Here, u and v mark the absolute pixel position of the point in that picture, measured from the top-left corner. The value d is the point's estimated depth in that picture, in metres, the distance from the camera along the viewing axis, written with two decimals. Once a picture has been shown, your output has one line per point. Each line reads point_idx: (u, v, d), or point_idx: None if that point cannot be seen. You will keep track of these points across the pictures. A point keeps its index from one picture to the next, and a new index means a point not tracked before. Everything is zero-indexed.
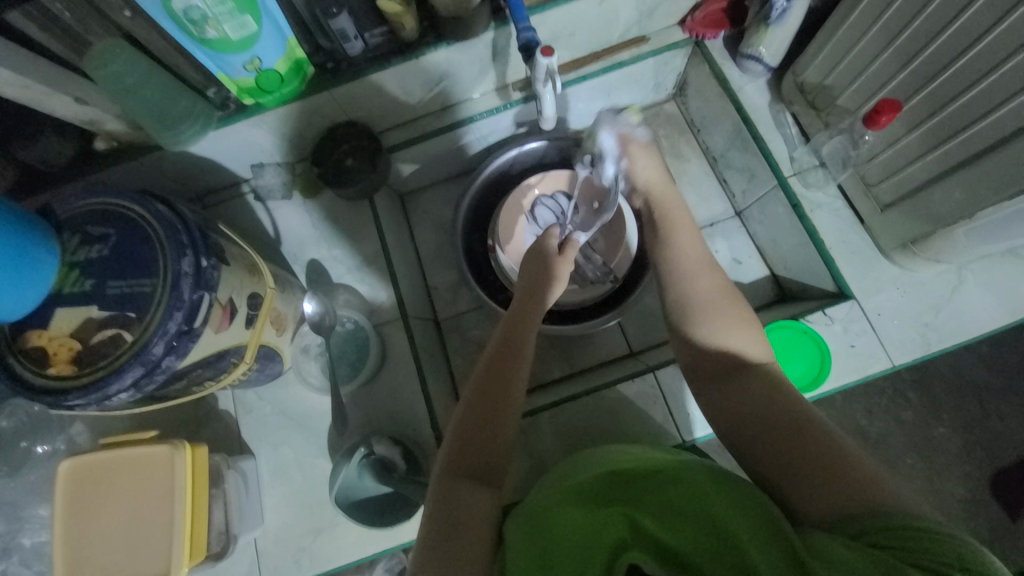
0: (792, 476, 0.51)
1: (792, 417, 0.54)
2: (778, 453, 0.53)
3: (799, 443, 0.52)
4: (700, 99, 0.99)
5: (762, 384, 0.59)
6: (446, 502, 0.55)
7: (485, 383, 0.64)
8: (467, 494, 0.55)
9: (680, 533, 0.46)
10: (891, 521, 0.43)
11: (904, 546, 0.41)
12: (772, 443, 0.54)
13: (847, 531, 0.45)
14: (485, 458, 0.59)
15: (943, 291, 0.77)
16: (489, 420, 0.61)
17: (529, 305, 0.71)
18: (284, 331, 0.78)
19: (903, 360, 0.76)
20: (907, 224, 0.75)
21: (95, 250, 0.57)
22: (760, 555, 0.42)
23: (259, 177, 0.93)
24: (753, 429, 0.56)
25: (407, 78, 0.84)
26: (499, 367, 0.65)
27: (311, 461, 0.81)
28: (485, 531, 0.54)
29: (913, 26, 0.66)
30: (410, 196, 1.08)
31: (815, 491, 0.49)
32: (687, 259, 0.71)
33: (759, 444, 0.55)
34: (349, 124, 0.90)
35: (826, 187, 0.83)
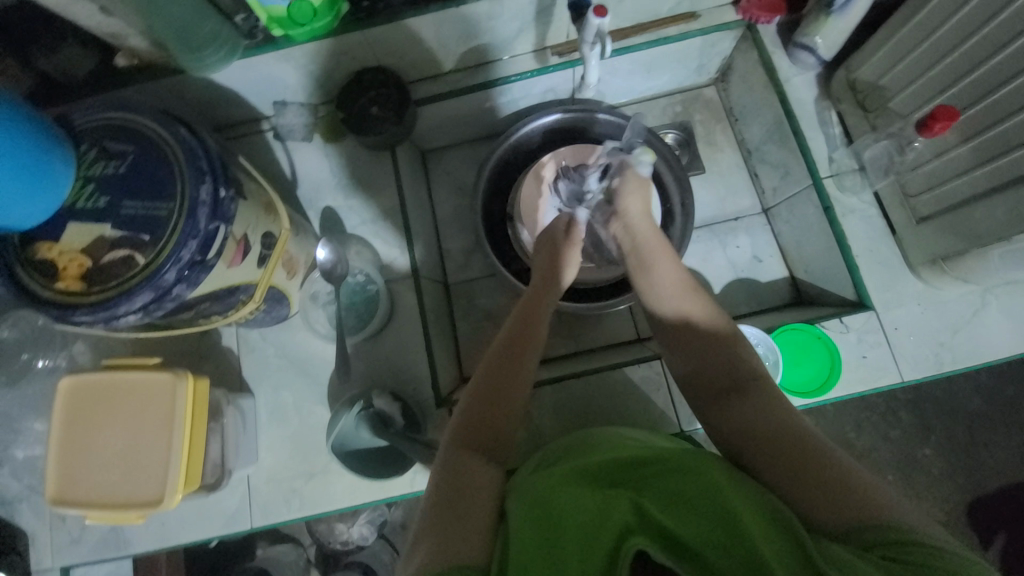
0: (792, 483, 0.50)
1: (786, 425, 0.54)
2: (772, 459, 0.53)
3: (789, 451, 0.52)
4: (743, 87, 0.95)
5: (754, 394, 0.59)
6: (449, 474, 0.55)
7: (498, 359, 0.64)
8: (471, 471, 0.55)
9: (686, 524, 0.45)
10: (896, 536, 0.43)
11: (899, 552, 0.42)
12: (768, 450, 0.53)
13: (858, 543, 0.45)
14: (492, 431, 0.60)
15: (963, 312, 0.76)
16: (497, 399, 0.61)
17: (541, 296, 0.71)
18: (295, 275, 0.77)
19: (912, 376, 0.76)
20: (940, 240, 0.72)
21: (112, 167, 0.56)
22: (772, 555, 0.42)
23: (281, 115, 0.90)
24: (748, 434, 0.56)
25: (444, 27, 0.80)
26: (511, 351, 0.65)
27: (309, 407, 0.81)
28: (488, 504, 0.53)
29: (985, 29, 0.62)
30: (432, 154, 1.05)
31: (808, 501, 0.49)
32: (665, 275, 0.67)
33: (753, 449, 0.55)
34: (379, 69, 0.87)
35: (862, 193, 0.81)
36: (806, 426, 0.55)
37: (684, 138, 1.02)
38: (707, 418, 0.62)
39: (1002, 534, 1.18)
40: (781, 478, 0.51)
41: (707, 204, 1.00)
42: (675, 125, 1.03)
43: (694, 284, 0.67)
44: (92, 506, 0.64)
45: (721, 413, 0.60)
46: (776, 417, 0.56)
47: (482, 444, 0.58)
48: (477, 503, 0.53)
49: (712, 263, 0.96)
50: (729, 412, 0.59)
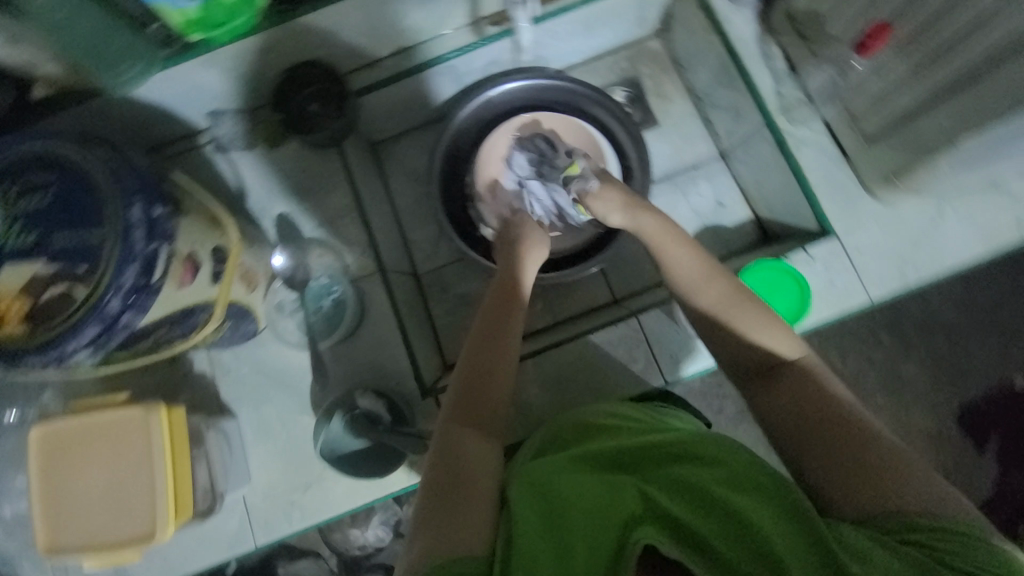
0: (826, 464, 0.52)
1: (833, 409, 0.55)
2: (819, 449, 0.53)
3: (840, 445, 0.52)
4: (685, 33, 0.94)
5: (792, 374, 0.58)
6: (447, 451, 0.55)
7: (482, 342, 0.63)
8: (467, 450, 0.55)
9: (693, 513, 0.47)
10: (916, 521, 0.46)
11: (925, 542, 0.45)
12: (808, 430, 0.54)
13: (877, 528, 0.47)
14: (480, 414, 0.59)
15: (921, 224, 0.77)
16: (485, 380, 0.61)
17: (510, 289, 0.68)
18: (255, 287, 0.75)
19: (879, 295, 0.77)
20: (892, 156, 0.73)
21: (36, 201, 0.53)
22: (782, 544, 0.44)
23: (217, 126, 0.85)
24: (796, 421, 0.55)
25: (370, 10, 0.77)
26: (494, 332, 0.64)
27: (295, 418, 0.79)
28: (488, 487, 0.52)
29: None
30: (383, 145, 1.01)
31: (848, 490, 0.50)
32: (686, 260, 0.65)
33: (790, 426, 0.55)
34: (311, 63, 0.83)
35: (811, 123, 0.81)
36: (848, 402, 0.56)
37: (634, 95, 1.01)
38: (745, 391, 0.61)
39: (992, 436, 1.22)
40: (812, 459, 0.53)
41: (666, 157, 0.99)
42: (624, 82, 1.01)
43: (716, 266, 0.65)
44: (84, 551, 0.63)
45: (761, 389, 0.59)
46: (817, 396, 0.56)
47: (478, 418, 0.59)
48: (478, 486, 0.52)
49: (677, 215, 0.96)
50: (765, 392, 0.59)
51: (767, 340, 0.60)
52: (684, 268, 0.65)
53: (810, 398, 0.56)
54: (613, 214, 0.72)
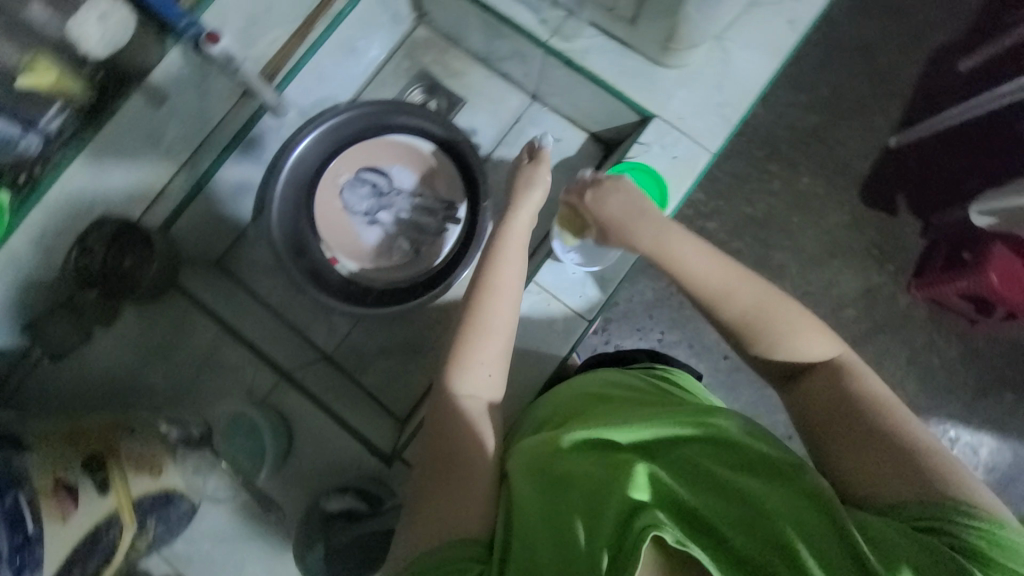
0: (842, 444, 0.57)
1: (860, 397, 0.58)
2: (847, 434, 0.57)
3: (861, 424, 0.56)
4: (439, 10, 0.94)
5: (816, 378, 0.62)
6: (442, 440, 0.60)
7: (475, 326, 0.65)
8: (467, 445, 0.60)
9: (711, 502, 0.50)
10: (941, 513, 0.48)
11: (946, 530, 0.47)
12: (835, 425, 0.58)
13: (901, 517, 0.50)
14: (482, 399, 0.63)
15: (717, 69, 0.82)
16: (479, 379, 0.64)
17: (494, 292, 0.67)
18: (166, 469, 0.67)
19: (718, 145, 0.82)
20: (659, 27, 0.75)
21: None
22: (789, 521, 0.48)
23: (39, 338, 0.72)
24: (821, 417, 0.60)
25: (120, 144, 0.72)
26: (489, 336, 0.65)
27: (280, 560, 0.75)
28: (485, 467, 0.58)
29: None
30: (229, 256, 0.93)
31: (872, 470, 0.54)
32: (684, 249, 0.66)
33: (818, 414, 0.60)
34: (95, 225, 0.74)
35: (584, 32, 0.84)
36: (886, 400, 0.57)
37: (430, 87, 1.01)
38: (788, 393, 0.65)
39: (897, 196, 1.21)
40: (838, 446, 0.57)
41: (488, 125, 1.00)
42: (415, 80, 1.00)
43: (739, 269, 0.65)
44: None
45: (796, 391, 0.63)
46: (843, 389, 0.59)
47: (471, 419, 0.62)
48: (477, 470, 0.58)
49: None
50: (802, 388, 0.63)
51: (806, 349, 0.62)
52: (706, 263, 0.65)
53: (827, 396, 0.60)
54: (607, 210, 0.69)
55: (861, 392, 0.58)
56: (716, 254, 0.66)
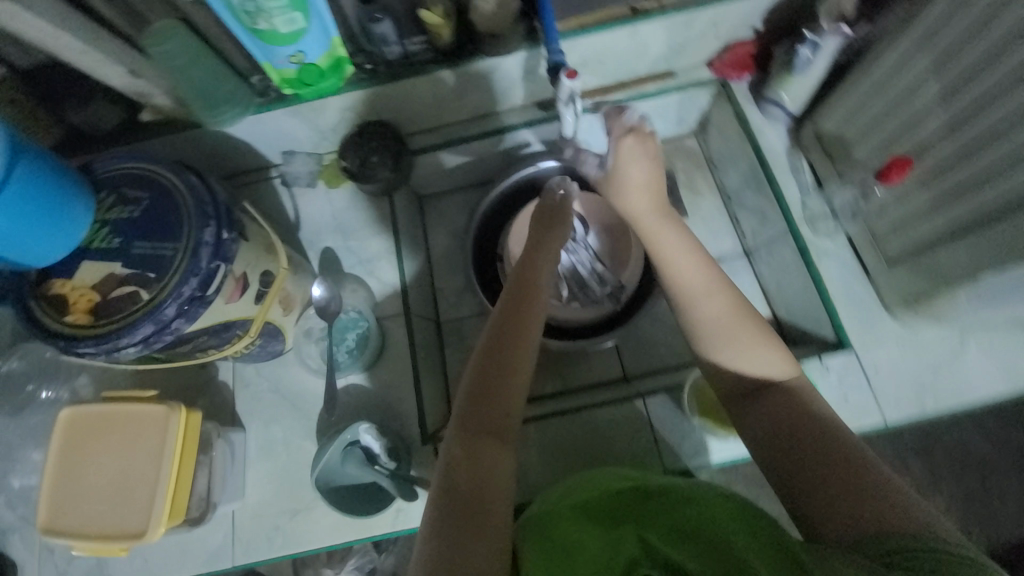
0: (823, 493, 0.53)
1: (832, 436, 0.56)
2: (804, 469, 0.55)
3: (814, 445, 0.56)
4: (720, 137, 1.02)
5: (772, 396, 0.61)
6: (464, 463, 0.57)
7: (499, 360, 0.61)
8: (484, 464, 0.57)
9: (689, 554, 0.48)
10: (913, 544, 0.45)
11: (913, 556, 0.45)
12: (793, 456, 0.56)
13: (869, 553, 0.47)
14: (498, 430, 0.60)
15: (942, 353, 0.78)
16: (491, 388, 0.60)
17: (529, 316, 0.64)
18: (291, 311, 0.80)
19: (896, 419, 0.77)
20: (912, 282, 0.75)
21: (128, 211, 0.60)
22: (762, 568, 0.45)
23: (288, 163, 0.97)
24: (774, 443, 0.58)
25: (438, 85, 0.88)
26: (501, 348, 0.62)
27: (299, 443, 0.82)
28: (504, 515, 0.54)
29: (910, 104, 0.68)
30: (429, 199, 1.10)
31: (855, 514, 0.50)
32: (709, 308, 0.65)
33: (780, 433, 0.58)
34: (380, 123, 0.94)
35: (835, 237, 0.84)
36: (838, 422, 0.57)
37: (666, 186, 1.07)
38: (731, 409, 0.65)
39: None
40: (800, 486, 0.54)
41: None
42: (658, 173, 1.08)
43: (742, 311, 0.64)
44: (80, 538, 0.66)
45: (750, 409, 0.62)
46: (797, 406, 0.59)
47: (486, 430, 0.59)
48: (494, 510, 0.54)
49: None
50: (757, 408, 0.62)
51: (761, 365, 0.62)
52: (689, 267, 0.67)
53: (783, 411, 0.59)
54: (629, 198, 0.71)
55: (801, 412, 0.59)
56: (697, 264, 0.68)
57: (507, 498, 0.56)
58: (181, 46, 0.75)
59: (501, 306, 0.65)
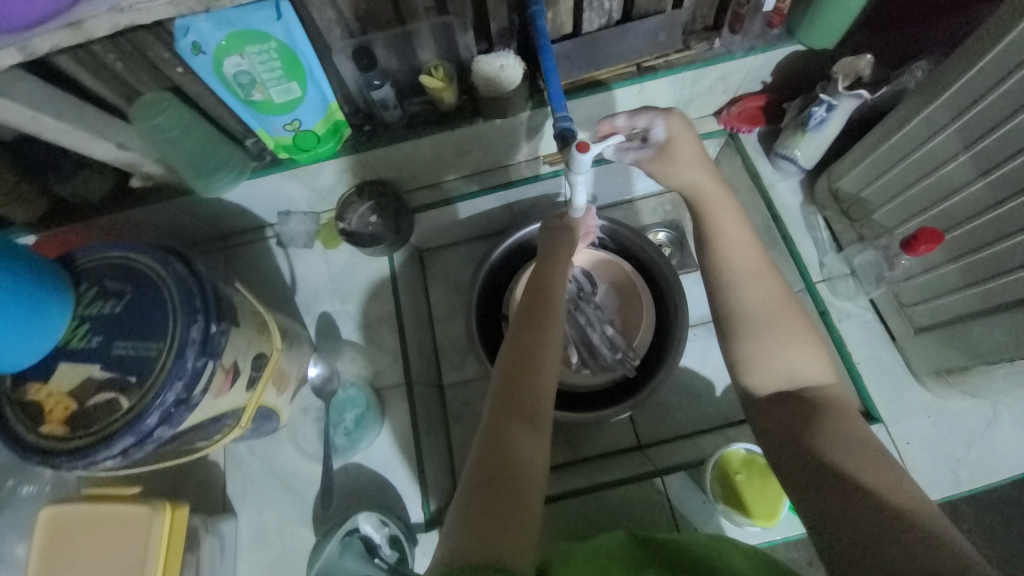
0: (847, 508, 0.47)
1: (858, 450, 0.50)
2: (833, 495, 0.48)
3: (844, 476, 0.48)
4: (730, 188, 0.98)
5: (815, 408, 0.55)
6: (493, 447, 0.55)
7: (528, 347, 0.62)
8: (520, 446, 0.56)
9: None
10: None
11: None
12: (814, 470, 0.51)
13: None
14: (528, 414, 0.58)
15: (976, 425, 0.73)
16: (522, 375, 0.60)
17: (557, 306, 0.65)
18: (285, 390, 0.76)
19: (933, 498, 0.71)
20: (942, 353, 0.72)
21: (109, 306, 0.57)
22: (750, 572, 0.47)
23: (284, 224, 0.94)
24: (802, 452, 0.53)
25: (440, 145, 0.85)
26: (534, 338, 0.63)
27: (294, 529, 0.77)
28: (533, 501, 0.52)
29: (937, 173, 0.66)
30: (429, 253, 1.05)
31: (880, 537, 0.44)
32: (761, 293, 0.61)
33: (802, 445, 0.53)
34: (379, 182, 0.91)
35: (856, 298, 0.81)
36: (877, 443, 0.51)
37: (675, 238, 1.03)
38: (755, 420, 0.59)
39: None
40: (823, 497, 0.49)
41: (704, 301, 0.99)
42: (666, 223, 1.04)
43: (785, 305, 0.60)
44: None
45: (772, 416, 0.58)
46: (837, 424, 0.53)
47: (526, 415, 0.58)
48: (524, 491, 0.53)
49: (711, 363, 0.92)
50: (774, 418, 0.57)
51: (812, 372, 0.58)
52: (742, 245, 0.64)
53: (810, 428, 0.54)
54: (682, 165, 0.66)
55: (835, 427, 0.53)
56: (744, 225, 0.65)
57: (538, 483, 0.54)
58: (173, 117, 0.71)
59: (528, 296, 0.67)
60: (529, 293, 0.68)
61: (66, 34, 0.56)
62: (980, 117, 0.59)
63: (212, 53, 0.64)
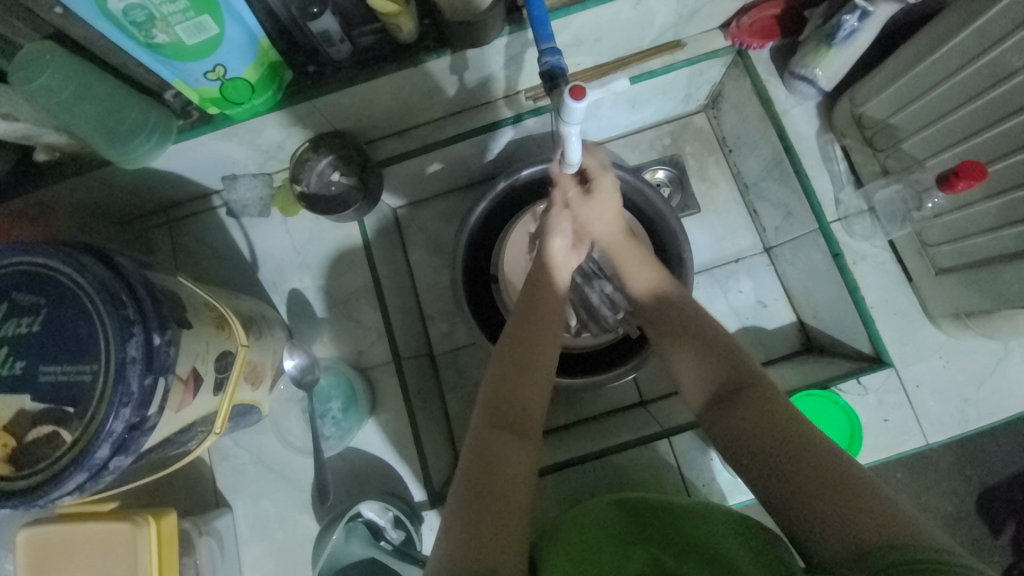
0: (808, 490, 0.47)
1: (794, 428, 0.52)
2: (778, 473, 0.50)
3: (791, 455, 0.50)
4: (736, 116, 0.87)
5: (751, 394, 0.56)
6: (481, 458, 0.53)
7: (521, 352, 0.62)
8: (503, 453, 0.53)
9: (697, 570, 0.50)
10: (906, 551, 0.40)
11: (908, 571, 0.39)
12: (768, 453, 0.51)
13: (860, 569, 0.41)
14: (520, 419, 0.57)
15: (986, 363, 0.71)
16: (507, 386, 0.59)
17: (542, 326, 0.64)
18: (261, 384, 0.69)
19: (937, 439, 0.71)
20: (962, 296, 0.68)
21: (26, 324, 0.48)
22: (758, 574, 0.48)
23: (232, 191, 0.82)
24: (750, 441, 0.53)
25: (403, 86, 0.71)
26: (520, 353, 0.61)
27: (294, 517, 0.75)
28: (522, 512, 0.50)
29: (985, 97, 0.59)
30: (405, 211, 0.95)
31: (837, 520, 0.45)
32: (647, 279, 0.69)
33: (754, 433, 0.53)
34: (335, 134, 0.78)
35: (874, 239, 0.74)
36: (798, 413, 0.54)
37: (675, 176, 0.94)
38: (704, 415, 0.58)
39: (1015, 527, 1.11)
40: (775, 481, 0.50)
41: (705, 246, 0.92)
42: (664, 161, 0.94)
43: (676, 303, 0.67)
44: None
45: (722, 410, 0.57)
46: (772, 409, 0.54)
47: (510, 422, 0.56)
48: (510, 498, 0.50)
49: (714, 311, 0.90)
50: (723, 414, 0.56)
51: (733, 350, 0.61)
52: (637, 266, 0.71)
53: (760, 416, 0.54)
54: (596, 216, 0.71)
55: (773, 411, 0.54)
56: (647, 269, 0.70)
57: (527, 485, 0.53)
58: (58, 76, 0.57)
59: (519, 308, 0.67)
60: (524, 300, 0.68)
61: None
62: None
63: None
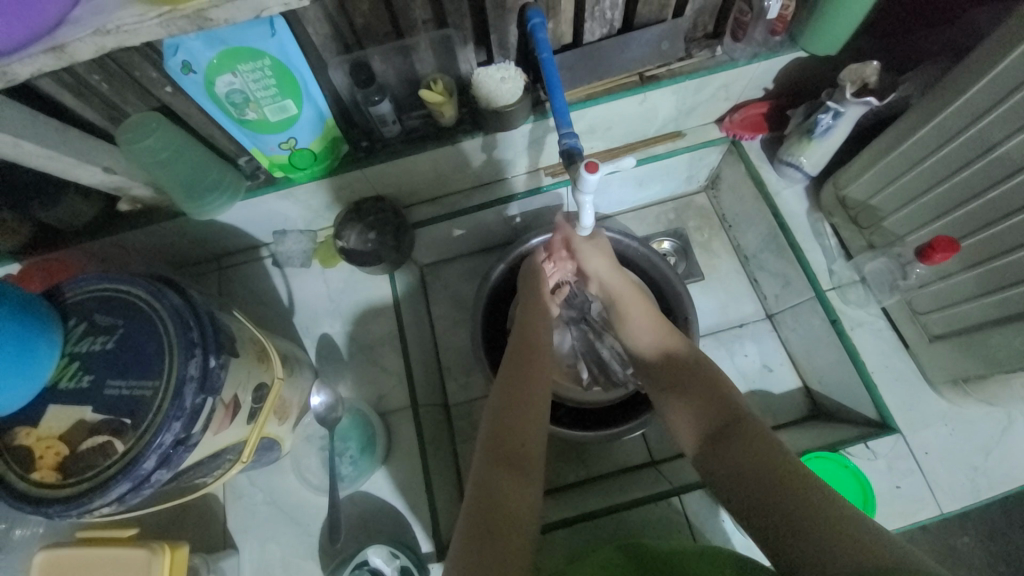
0: (782, 517, 0.49)
1: (768, 460, 0.54)
2: (760, 502, 0.51)
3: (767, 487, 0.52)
4: (734, 196, 0.97)
5: (736, 438, 0.58)
6: (486, 494, 0.55)
7: (514, 396, 0.63)
8: (505, 488, 0.55)
9: None
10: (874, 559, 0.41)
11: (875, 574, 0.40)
12: (749, 486, 0.53)
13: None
14: (517, 458, 0.58)
15: (992, 432, 0.72)
16: (510, 416, 0.62)
17: (529, 358, 0.69)
18: (287, 419, 0.73)
19: (952, 508, 0.71)
20: (957, 363, 0.72)
21: (100, 342, 0.54)
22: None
23: (280, 243, 0.91)
24: (735, 478, 0.55)
25: (439, 160, 0.83)
26: (517, 383, 0.65)
27: (299, 562, 0.74)
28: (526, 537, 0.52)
29: (950, 180, 0.65)
30: (431, 269, 1.03)
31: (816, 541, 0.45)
32: (641, 326, 0.74)
33: (733, 475, 0.55)
34: (377, 199, 0.89)
35: (868, 306, 0.80)
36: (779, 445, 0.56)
37: (680, 247, 1.02)
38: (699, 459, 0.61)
39: None
40: (758, 509, 0.51)
41: (709, 311, 0.98)
42: (670, 233, 1.03)
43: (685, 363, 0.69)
44: None
45: (712, 451, 0.60)
46: (757, 443, 0.57)
47: (513, 455, 0.58)
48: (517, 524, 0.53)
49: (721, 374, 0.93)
50: (713, 454, 0.59)
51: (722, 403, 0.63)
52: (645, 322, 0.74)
53: (747, 450, 0.56)
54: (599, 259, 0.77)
55: (760, 445, 0.56)
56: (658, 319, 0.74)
57: (532, 524, 0.54)
58: (162, 139, 0.68)
59: (512, 342, 0.71)
60: (514, 344, 0.71)
61: (49, 59, 0.50)
62: (994, 125, 0.58)
63: (204, 73, 0.61)
